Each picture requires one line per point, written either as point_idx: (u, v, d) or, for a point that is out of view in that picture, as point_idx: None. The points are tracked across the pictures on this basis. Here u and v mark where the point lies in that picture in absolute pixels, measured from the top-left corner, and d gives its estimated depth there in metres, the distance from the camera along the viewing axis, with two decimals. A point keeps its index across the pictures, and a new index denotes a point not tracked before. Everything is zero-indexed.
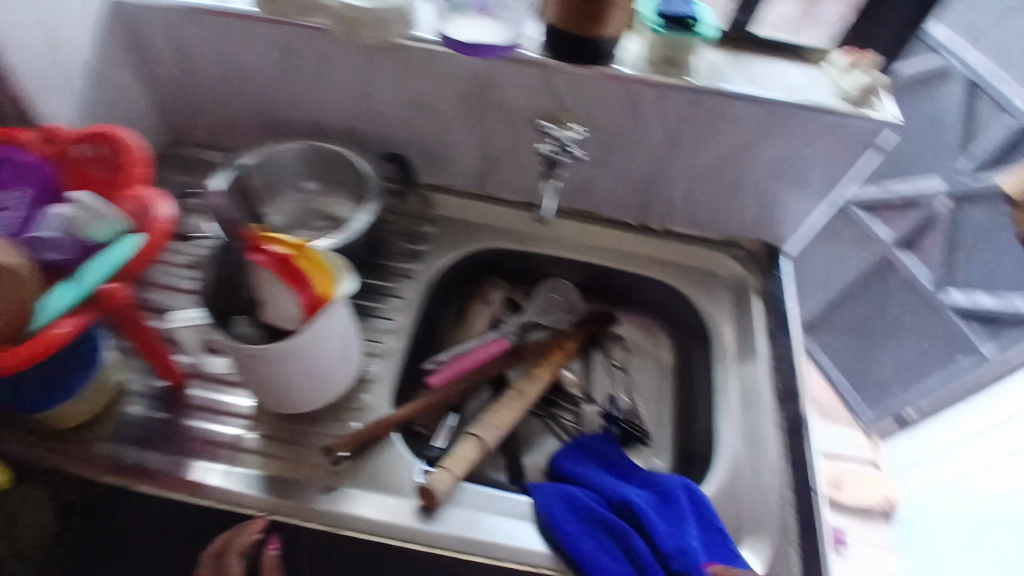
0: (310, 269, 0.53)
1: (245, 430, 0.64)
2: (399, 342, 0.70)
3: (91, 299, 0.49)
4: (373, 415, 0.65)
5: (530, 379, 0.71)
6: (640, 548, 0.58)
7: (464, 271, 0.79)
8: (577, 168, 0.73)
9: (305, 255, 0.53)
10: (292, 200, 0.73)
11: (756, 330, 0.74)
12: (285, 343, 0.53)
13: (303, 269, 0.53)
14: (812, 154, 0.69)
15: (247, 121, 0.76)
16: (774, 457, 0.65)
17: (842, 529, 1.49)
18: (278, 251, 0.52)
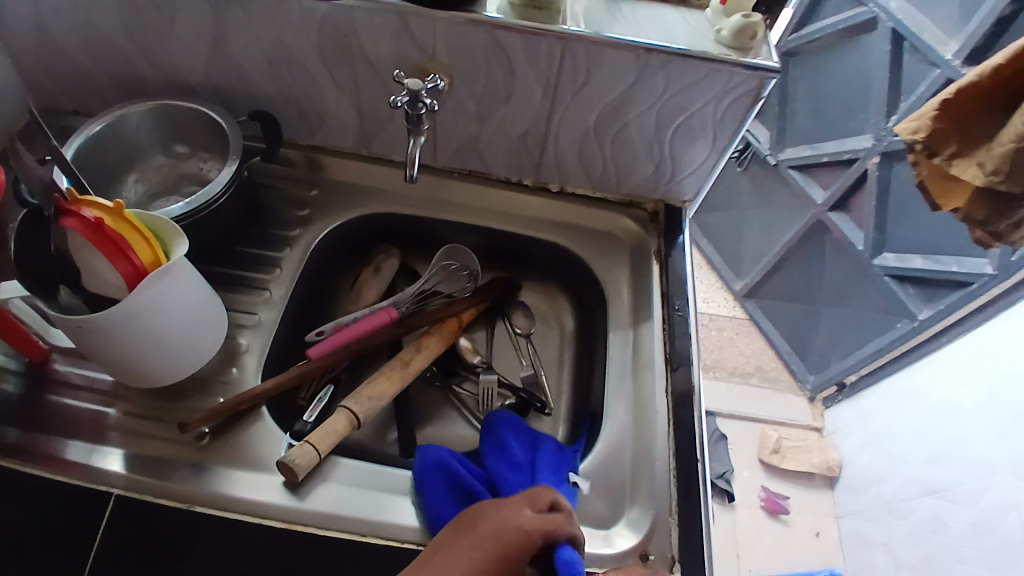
0: (128, 232, 0.48)
1: (106, 404, 0.59)
2: (273, 314, 0.66)
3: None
4: (240, 389, 0.61)
5: (414, 348, 0.68)
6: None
7: (352, 237, 0.77)
8: (459, 123, 0.71)
9: (122, 217, 0.48)
10: (157, 166, 0.72)
11: (652, 293, 0.72)
12: (117, 310, 0.48)
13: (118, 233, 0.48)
14: (695, 105, 0.66)
15: (113, 83, 0.73)
16: (660, 424, 0.63)
17: (783, 494, 1.52)
18: (88, 213, 0.47)
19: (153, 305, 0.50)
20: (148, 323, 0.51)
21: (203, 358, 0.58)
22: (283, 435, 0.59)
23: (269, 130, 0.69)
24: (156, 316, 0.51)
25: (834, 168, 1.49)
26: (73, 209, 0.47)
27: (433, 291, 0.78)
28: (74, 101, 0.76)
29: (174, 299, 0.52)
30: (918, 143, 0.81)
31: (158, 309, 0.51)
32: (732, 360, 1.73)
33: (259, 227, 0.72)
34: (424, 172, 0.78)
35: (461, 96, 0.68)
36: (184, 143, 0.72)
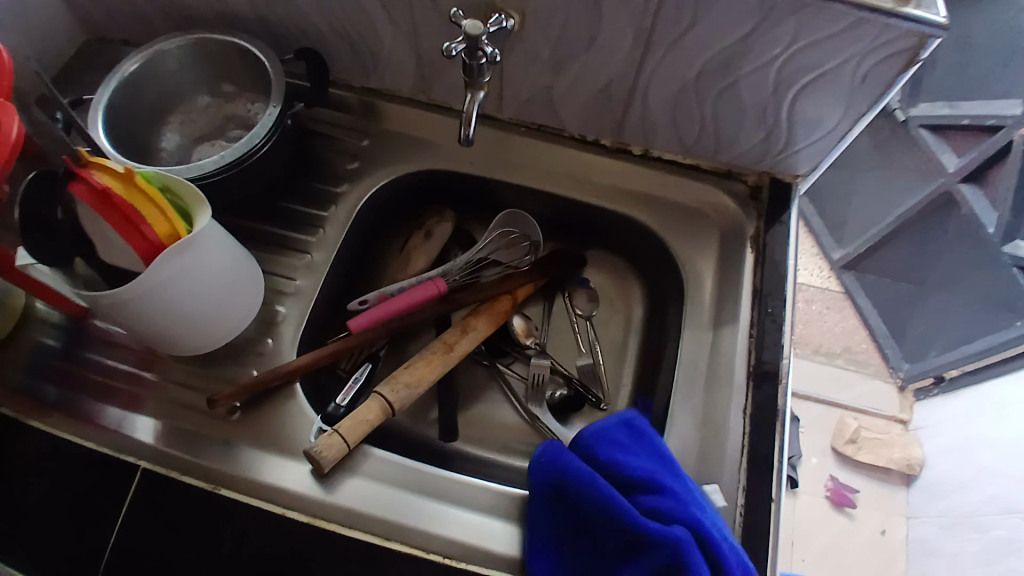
0: (140, 203, 0.44)
1: (142, 368, 0.58)
2: (313, 280, 0.61)
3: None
4: (276, 362, 0.57)
5: (459, 330, 0.61)
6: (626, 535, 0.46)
7: (404, 194, 0.69)
8: (529, 72, 0.60)
9: (133, 185, 0.44)
10: (202, 107, 0.67)
11: (741, 289, 0.61)
12: (131, 290, 0.44)
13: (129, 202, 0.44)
14: (829, 62, 0.52)
15: (157, 11, 0.67)
16: (732, 450, 0.55)
17: (852, 487, 1.40)
18: (96, 180, 0.43)
19: (174, 281, 0.47)
20: (170, 299, 0.47)
21: (236, 322, 0.55)
22: (315, 415, 0.55)
23: (316, 73, 0.61)
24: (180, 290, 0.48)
25: (975, 132, 1.25)
26: (82, 174, 0.43)
27: (489, 260, 0.70)
28: (122, 29, 0.71)
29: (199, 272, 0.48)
30: None
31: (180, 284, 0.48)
32: (818, 337, 1.58)
33: (305, 180, 0.66)
34: (487, 125, 0.68)
35: (533, 40, 0.57)
36: (228, 81, 0.65)
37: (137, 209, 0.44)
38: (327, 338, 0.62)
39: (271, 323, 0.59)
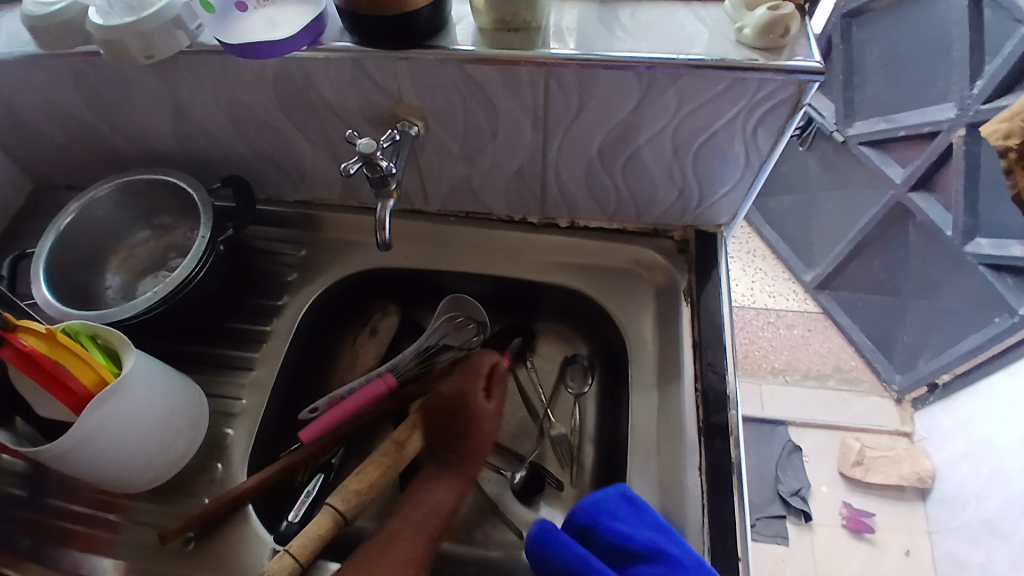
0: (62, 357, 0.45)
1: (96, 509, 0.57)
2: (259, 396, 0.61)
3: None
4: (228, 486, 0.57)
5: (409, 426, 0.60)
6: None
7: (348, 296, 0.71)
8: (445, 167, 0.63)
9: (56, 342, 0.45)
10: (141, 241, 0.69)
11: (681, 344, 0.62)
12: (59, 445, 0.45)
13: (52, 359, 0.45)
14: (718, 121, 0.54)
15: (93, 156, 0.70)
16: (694, 513, 0.53)
17: (867, 511, 1.35)
18: (21, 343, 0.44)
19: (103, 429, 0.47)
20: (100, 447, 0.48)
21: (182, 452, 0.55)
22: (268, 537, 0.55)
23: (242, 195, 0.63)
24: (111, 437, 0.48)
25: (915, 141, 1.27)
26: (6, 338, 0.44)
27: (439, 346, 0.70)
28: (66, 176, 0.75)
29: (129, 417, 0.49)
30: None
31: (111, 429, 0.48)
32: (806, 361, 1.56)
33: (246, 296, 0.67)
34: (418, 218, 0.70)
35: (440, 138, 0.59)
36: (164, 213, 0.68)
37: (59, 364, 0.45)
38: (281, 451, 0.62)
39: (222, 445, 0.59)
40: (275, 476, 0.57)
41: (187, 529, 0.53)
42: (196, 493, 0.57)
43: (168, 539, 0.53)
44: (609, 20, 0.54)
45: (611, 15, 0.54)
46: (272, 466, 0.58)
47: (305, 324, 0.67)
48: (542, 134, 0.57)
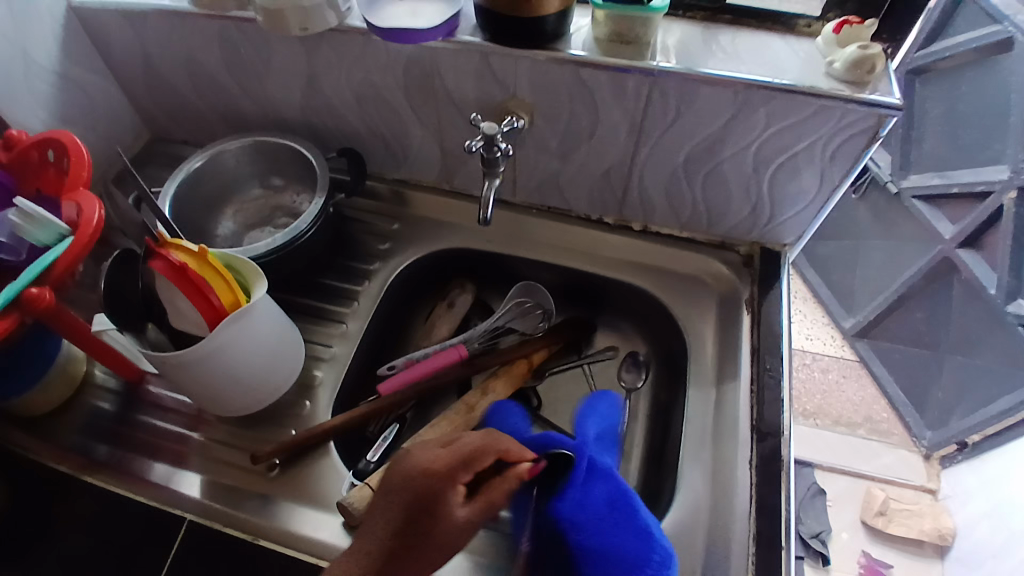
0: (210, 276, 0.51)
1: (190, 428, 0.63)
2: (346, 347, 0.67)
3: (24, 297, 0.50)
4: (312, 422, 0.62)
5: (480, 391, 0.67)
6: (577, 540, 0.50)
7: (431, 271, 0.77)
8: (538, 161, 0.69)
9: (205, 261, 0.51)
10: (253, 197, 0.76)
11: (740, 348, 0.66)
12: (193, 351, 0.50)
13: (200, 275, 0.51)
14: (800, 144, 0.60)
15: (215, 114, 0.78)
16: (742, 499, 0.57)
17: (885, 562, 1.34)
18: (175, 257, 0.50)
19: (229, 345, 0.53)
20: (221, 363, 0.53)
21: (277, 389, 0.60)
22: (346, 472, 0.59)
23: (355, 166, 0.70)
24: (232, 354, 0.53)
25: (966, 201, 1.32)
26: (161, 252, 0.50)
27: (506, 327, 0.75)
28: (184, 132, 0.82)
29: (249, 339, 0.54)
30: None
31: (233, 348, 0.53)
32: (838, 408, 1.57)
33: (341, 258, 0.74)
34: (503, 207, 0.77)
35: (541, 133, 0.66)
36: (278, 176, 0.75)
37: (206, 281, 0.51)
38: (358, 401, 0.67)
39: (309, 385, 0.65)
40: (359, 419, 0.62)
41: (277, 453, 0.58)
42: (283, 425, 0.62)
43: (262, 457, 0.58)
44: (711, 42, 0.60)
45: (713, 39, 0.60)
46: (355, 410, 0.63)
47: (392, 290, 0.73)
48: (635, 138, 0.63)
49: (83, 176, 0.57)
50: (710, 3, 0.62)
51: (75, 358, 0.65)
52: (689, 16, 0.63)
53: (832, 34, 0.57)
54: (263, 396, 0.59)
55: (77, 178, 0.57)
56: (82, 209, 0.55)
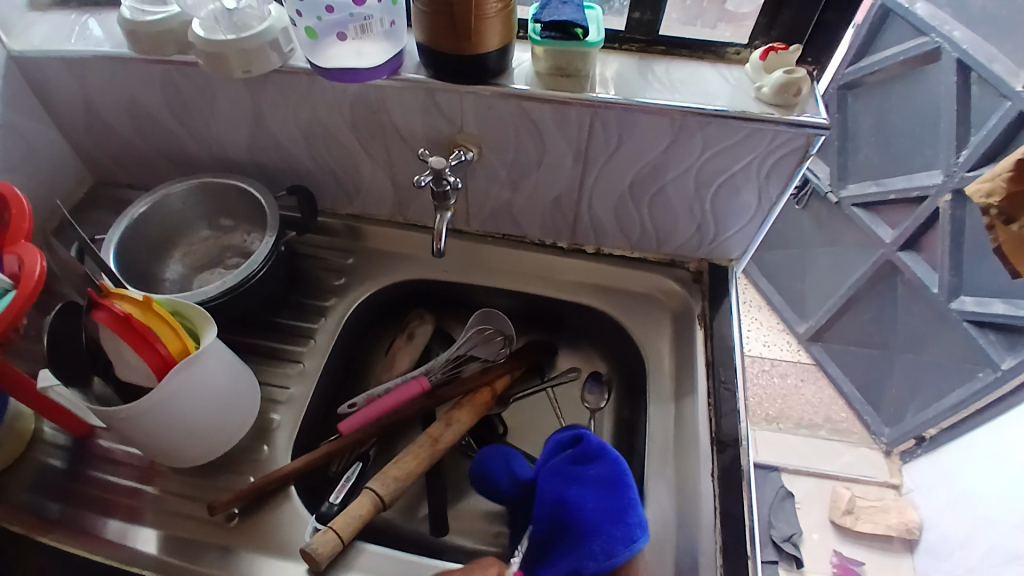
0: (157, 325, 0.50)
1: (144, 482, 0.61)
2: (304, 387, 0.66)
3: None
4: (270, 467, 0.61)
5: (444, 422, 0.65)
6: (570, 496, 0.53)
7: (388, 303, 0.77)
8: (491, 191, 0.71)
9: (151, 309, 0.50)
10: (202, 239, 0.74)
11: (696, 362, 0.68)
12: (144, 401, 0.49)
13: (147, 325, 0.49)
14: (736, 165, 0.63)
15: (160, 157, 0.76)
16: (707, 513, 0.58)
17: (856, 559, 1.37)
18: (119, 308, 0.48)
19: (177, 395, 0.51)
20: (171, 411, 0.51)
21: (231, 437, 0.58)
22: (309, 516, 0.58)
23: (306, 205, 0.70)
24: (182, 403, 0.52)
25: (902, 206, 1.38)
26: (105, 303, 0.48)
27: (468, 355, 0.75)
28: (129, 175, 0.81)
29: (199, 387, 0.53)
30: (993, 207, 0.74)
31: (183, 395, 0.51)
32: (799, 411, 1.61)
33: (298, 296, 0.73)
34: (458, 236, 0.77)
35: (491, 165, 0.67)
36: (227, 216, 0.74)
37: (152, 330, 0.49)
38: (320, 441, 0.66)
39: (266, 428, 0.63)
40: (320, 461, 0.61)
41: (233, 503, 0.56)
42: (243, 472, 0.61)
43: (216, 511, 0.56)
44: (647, 73, 0.62)
45: (648, 69, 0.63)
46: (316, 451, 0.62)
47: (348, 325, 0.72)
48: (582, 164, 0.65)
49: (24, 226, 0.56)
50: (644, 36, 0.65)
51: (22, 415, 0.62)
52: (624, 49, 0.65)
53: (758, 60, 0.60)
54: (217, 442, 0.57)
55: (19, 227, 0.56)
56: (24, 260, 0.54)
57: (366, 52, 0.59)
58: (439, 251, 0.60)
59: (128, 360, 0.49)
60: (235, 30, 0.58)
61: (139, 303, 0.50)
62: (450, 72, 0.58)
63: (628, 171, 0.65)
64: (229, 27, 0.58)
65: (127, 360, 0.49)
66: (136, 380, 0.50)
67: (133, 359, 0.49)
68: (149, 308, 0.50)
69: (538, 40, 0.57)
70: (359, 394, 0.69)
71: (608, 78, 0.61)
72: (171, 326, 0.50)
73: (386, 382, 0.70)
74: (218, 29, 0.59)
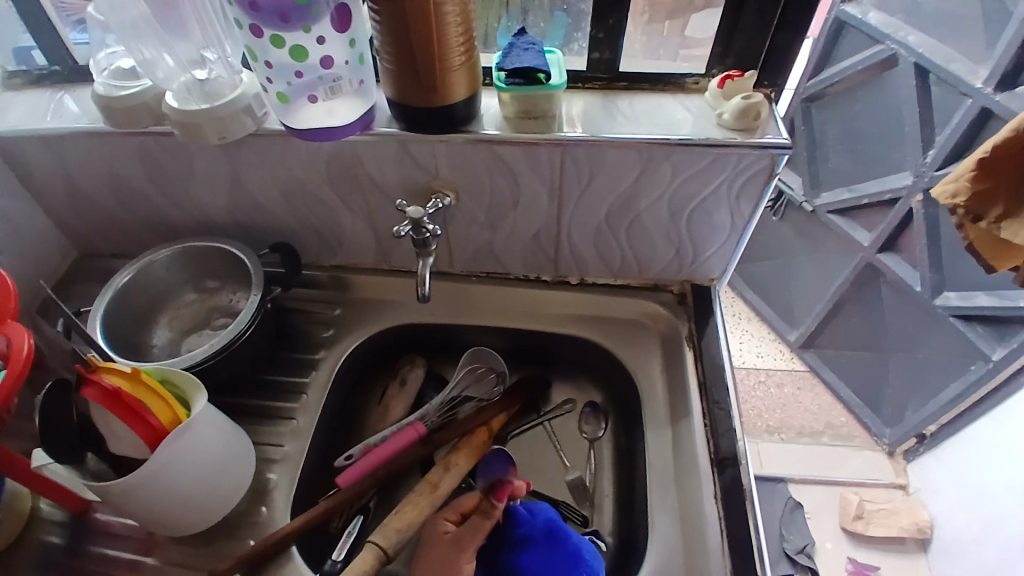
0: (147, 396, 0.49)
1: (144, 555, 0.60)
2: (299, 443, 0.66)
3: None
4: (270, 529, 0.60)
5: (442, 468, 0.65)
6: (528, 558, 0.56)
7: (378, 351, 0.77)
8: (471, 232, 0.72)
9: (140, 380, 0.49)
10: (188, 302, 0.75)
11: (688, 385, 0.68)
12: (138, 474, 0.48)
13: (136, 397, 0.49)
14: (707, 189, 0.64)
15: (142, 225, 0.77)
16: (713, 537, 0.58)
17: (872, 565, 1.35)
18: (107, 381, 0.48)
19: (171, 465, 0.50)
20: (165, 480, 0.51)
21: (228, 500, 0.57)
22: (314, 575, 0.58)
23: (289, 261, 0.70)
24: (176, 471, 0.51)
25: (877, 209, 1.40)
26: (92, 378, 0.48)
27: (462, 397, 0.75)
28: (112, 245, 0.81)
29: (191, 454, 0.52)
30: (961, 207, 0.81)
31: (178, 464, 0.51)
32: (798, 419, 1.62)
33: (289, 352, 0.74)
34: (443, 278, 0.78)
35: (469, 207, 0.68)
36: (212, 278, 0.74)
37: (141, 401, 0.49)
38: (319, 497, 0.66)
39: (262, 489, 0.63)
40: (320, 519, 0.60)
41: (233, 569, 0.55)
42: (243, 536, 0.60)
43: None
44: (611, 108, 0.64)
45: (613, 104, 0.65)
46: (316, 508, 0.61)
47: (340, 376, 0.72)
48: (558, 199, 0.66)
49: (9, 305, 0.57)
50: (604, 74, 0.67)
51: (20, 494, 0.61)
52: (587, 87, 0.67)
53: (716, 88, 0.62)
54: (216, 507, 0.56)
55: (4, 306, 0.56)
56: (10, 339, 0.54)
57: (334, 109, 0.60)
58: (423, 295, 0.61)
59: (119, 434, 0.49)
60: (209, 100, 0.60)
61: (125, 374, 0.49)
62: (421, 124, 0.60)
63: (602, 202, 0.66)
64: (202, 97, 0.60)
65: (118, 434, 0.49)
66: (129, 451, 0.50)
67: (125, 433, 0.49)
68: (135, 379, 0.49)
69: (503, 86, 0.59)
70: (356, 446, 0.69)
71: (575, 115, 0.63)
72: (161, 396, 0.50)
73: (383, 431, 0.70)
74: (191, 99, 0.60)
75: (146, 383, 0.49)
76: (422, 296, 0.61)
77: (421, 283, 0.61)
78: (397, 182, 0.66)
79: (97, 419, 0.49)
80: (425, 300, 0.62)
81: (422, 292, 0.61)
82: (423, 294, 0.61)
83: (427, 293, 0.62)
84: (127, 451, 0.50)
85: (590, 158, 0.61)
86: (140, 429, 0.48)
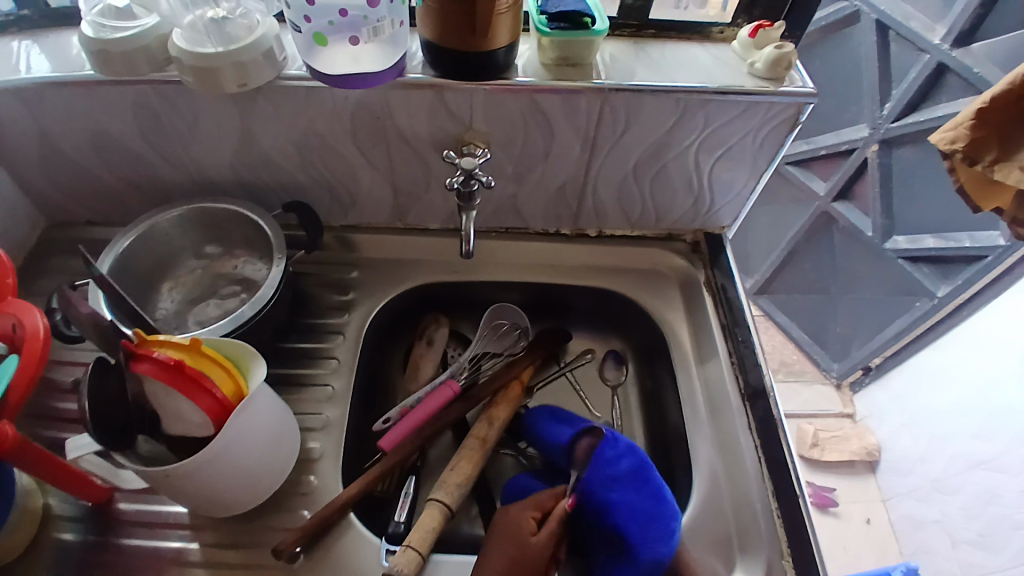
0: (209, 367, 0.46)
1: (187, 539, 0.56)
2: (339, 410, 0.64)
3: None
4: (323, 498, 0.58)
5: (486, 422, 0.65)
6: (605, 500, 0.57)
7: (399, 312, 0.75)
8: (496, 186, 0.70)
9: (199, 352, 0.47)
10: (190, 270, 0.69)
11: (712, 327, 0.72)
12: (204, 453, 0.45)
13: (198, 369, 0.46)
14: (733, 138, 0.66)
15: (127, 188, 0.70)
16: (752, 462, 0.62)
17: (830, 487, 1.53)
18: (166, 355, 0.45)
19: (234, 441, 0.48)
20: (229, 457, 0.48)
21: (283, 471, 0.55)
22: (378, 540, 0.57)
23: (308, 221, 0.66)
24: (239, 447, 0.49)
25: (832, 160, 1.49)
26: (149, 353, 0.44)
27: (483, 355, 0.75)
28: (87, 211, 0.73)
29: (253, 430, 0.49)
30: (958, 152, 0.88)
31: (241, 438, 0.49)
32: None
33: (306, 318, 0.70)
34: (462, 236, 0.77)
35: (499, 160, 0.67)
36: (214, 242, 0.69)
37: (204, 374, 0.46)
38: (361, 464, 0.64)
39: (307, 459, 0.60)
40: (372, 484, 0.58)
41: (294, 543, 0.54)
42: (295, 509, 0.58)
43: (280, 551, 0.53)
44: (643, 56, 0.64)
45: (643, 51, 0.65)
46: (368, 473, 0.59)
47: (366, 339, 0.70)
48: (590, 150, 0.66)
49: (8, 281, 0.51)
50: (635, 21, 0.66)
51: (29, 491, 0.56)
52: (617, 34, 0.67)
53: (748, 38, 0.63)
54: (271, 481, 0.54)
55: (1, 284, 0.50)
56: (21, 319, 0.48)
57: (367, 55, 0.56)
58: (467, 253, 0.62)
59: (180, 411, 0.46)
60: (225, 43, 0.54)
61: (181, 347, 0.46)
62: (461, 73, 0.57)
63: (632, 152, 0.67)
64: (216, 40, 0.54)
65: (179, 410, 0.46)
66: (189, 430, 0.47)
67: (187, 411, 0.46)
68: (192, 352, 0.46)
69: (547, 30, 0.57)
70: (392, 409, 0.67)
71: (608, 58, 0.63)
72: (221, 368, 0.47)
73: (417, 392, 0.68)
74: (203, 41, 0.54)
75: (205, 355, 0.47)
76: (467, 251, 0.61)
77: (467, 240, 0.61)
78: (427, 134, 0.63)
79: (153, 396, 0.46)
80: (467, 255, 0.62)
81: (467, 249, 0.61)
82: (468, 251, 0.61)
83: (470, 251, 0.62)
84: (189, 430, 0.47)
85: (629, 105, 0.61)
86: (205, 403, 0.46)
